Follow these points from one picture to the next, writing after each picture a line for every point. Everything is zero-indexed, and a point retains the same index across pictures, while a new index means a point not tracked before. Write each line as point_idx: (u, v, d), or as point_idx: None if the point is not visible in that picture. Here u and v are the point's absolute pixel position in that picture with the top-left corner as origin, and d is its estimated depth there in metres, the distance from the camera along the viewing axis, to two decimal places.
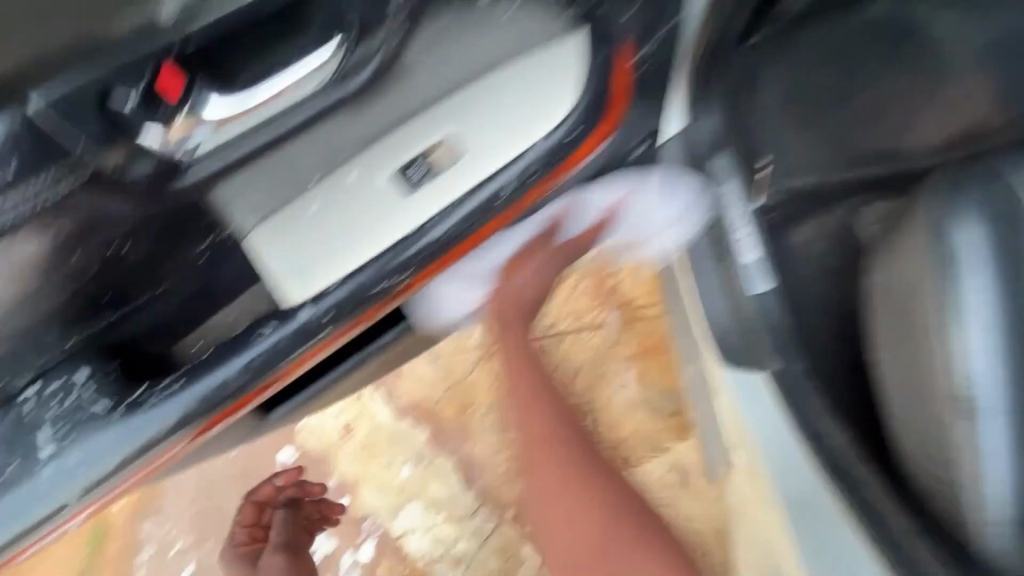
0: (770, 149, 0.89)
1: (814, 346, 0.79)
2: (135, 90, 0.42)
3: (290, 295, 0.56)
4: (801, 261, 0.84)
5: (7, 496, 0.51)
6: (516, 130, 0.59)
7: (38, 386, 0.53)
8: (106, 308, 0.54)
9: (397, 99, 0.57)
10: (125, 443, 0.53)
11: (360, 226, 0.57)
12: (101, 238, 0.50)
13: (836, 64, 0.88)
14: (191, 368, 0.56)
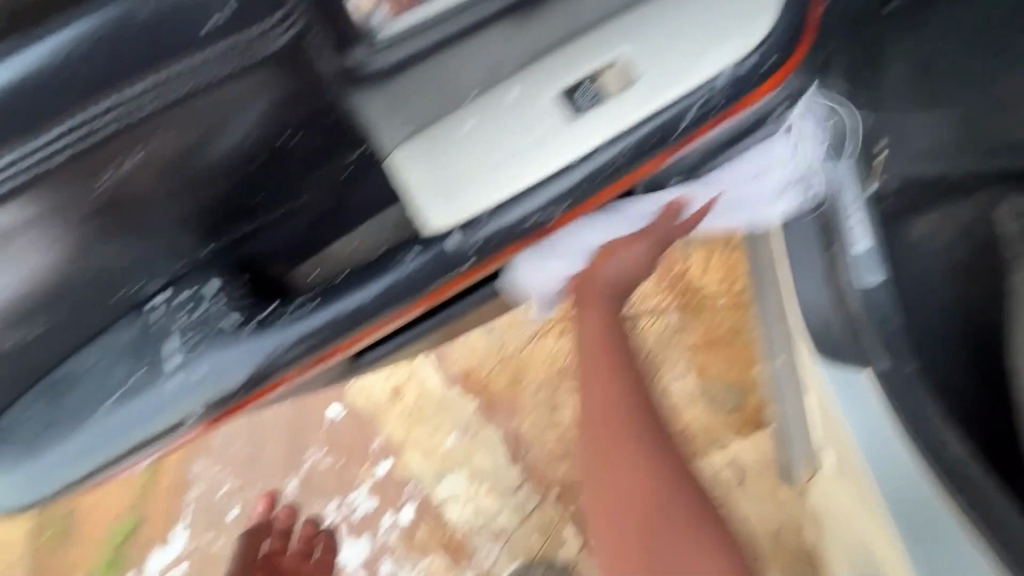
0: (895, 129, 0.78)
1: (927, 348, 0.71)
2: None
3: (433, 219, 0.56)
4: (922, 253, 0.75)
5: (139, 399, 0.55)
6: (688, 61, 0.56)
7: (168, 293, 0.57)
8: (244, 219, 0.57)
9: (560, 20, 0.56)
10: (248, 360, 0.55)
11: (524, 149, 0.56)
12: (272, 132, 0.52)
13: (974, 43, 0.79)
14: (325, 290, 0.57)
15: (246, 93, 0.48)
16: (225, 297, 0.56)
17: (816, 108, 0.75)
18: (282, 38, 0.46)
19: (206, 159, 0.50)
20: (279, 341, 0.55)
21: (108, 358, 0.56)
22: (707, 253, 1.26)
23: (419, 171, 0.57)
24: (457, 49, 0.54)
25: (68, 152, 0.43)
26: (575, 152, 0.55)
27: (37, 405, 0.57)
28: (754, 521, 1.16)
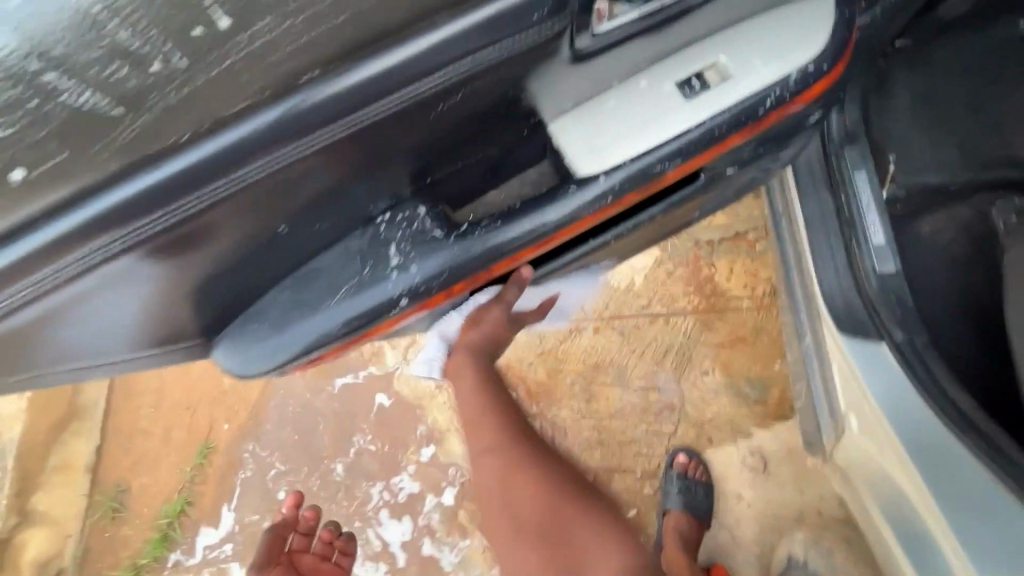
0: (899, 147, 0.93)
1: (933, 325, 0.84)
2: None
3: (583, 165, 0.52)
4: (928, 247, 0.88)
5: (360, 295, 0.53)
6: (791, 56, 0.54)
7: (391, 214, 0.53)
8: (420, 178, 0.52)
9: (689, 28, 0.52)
10: (455, 265, 0.53)
11: (645, 128, 0.52)
12: (479, 102, 0.47)
13: (967, 78, 0.95)
14: (508, 212, 0.54)
15: (453, 105, 0.45)
16: (427, 220, 0.53)
17: (836, 125, 0.90)
18: (494, 56, 0.43)
19: (421, 133, 0.47)
20: (472, 254, 0.53)
21: (333, 270, 0.53)
22: (730, 260, 1.39)
23: (570, 139, 0.53)
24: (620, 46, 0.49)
25: (282, 163, 0.42)
26: (712, 113, 0.53)
27: (281, 293, 0.54)
28: (777, 506, 1.25)
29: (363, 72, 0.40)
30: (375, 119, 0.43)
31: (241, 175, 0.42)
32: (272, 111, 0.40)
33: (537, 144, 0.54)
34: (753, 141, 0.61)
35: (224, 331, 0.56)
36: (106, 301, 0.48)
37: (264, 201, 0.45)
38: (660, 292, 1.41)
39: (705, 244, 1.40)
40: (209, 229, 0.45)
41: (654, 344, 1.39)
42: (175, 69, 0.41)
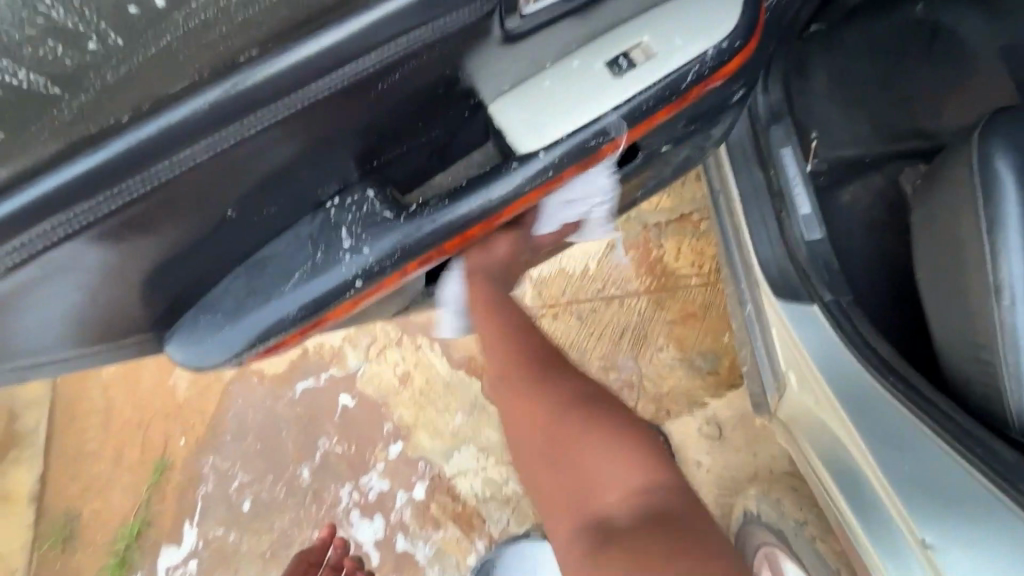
0: (817, 125, 1.01)
1: (855, 286, 0.91)
2: None
3: (524, 142, 0.53)
4: (849, 214, 0.96)
5: (314, 280, 0.53)
6: (711, 29, 0.55)
7: (340, 199, 0.53)
8: (368, 161, 0.53)
9: (616, 7, 0.52)
10: (408, 245, 0.54)
11: (581, 104, 0.53)
12: (417, 86, 0.48)
13: (875, 58, 1.03)
14: (455, 191, 0.55)
15: (389, 89, 0.47)
16: (376, 202, 0.53)
17: (760, 107, 0.98)
18: (420, 41, 0.44)
19: (356, 116, 0.47)
20: (424, 232, 0.54)
21: (284, 257, 0.53)
22: (678, 241, 1.45)
23: (509, 115, 0.53)
24: (548, 28, 0.49)
25: (212, 154, 0.43)
26: (643, 88, 0.53)
27: (232, 281, 0.54)
28: (733, 469, 1.32)
29: (290, 60, 0.41)
30: (306, 105, 0.44)
31: (166, 168, 0.42)
32: (210, 93, 0.40)
33: (480, 124, 0.55)
34: (683, 116, 0.65)
35: (174, 325, 0.55)
36: (46, 292, 0.47)
37: (193, 192, 0.45)
38: (613, 275, 1.46)
39: (653, 226, 1.46)
40: (157, 215, 0.45)
41: (610, 325, 1.44)
42: (114, 49, 0.41)
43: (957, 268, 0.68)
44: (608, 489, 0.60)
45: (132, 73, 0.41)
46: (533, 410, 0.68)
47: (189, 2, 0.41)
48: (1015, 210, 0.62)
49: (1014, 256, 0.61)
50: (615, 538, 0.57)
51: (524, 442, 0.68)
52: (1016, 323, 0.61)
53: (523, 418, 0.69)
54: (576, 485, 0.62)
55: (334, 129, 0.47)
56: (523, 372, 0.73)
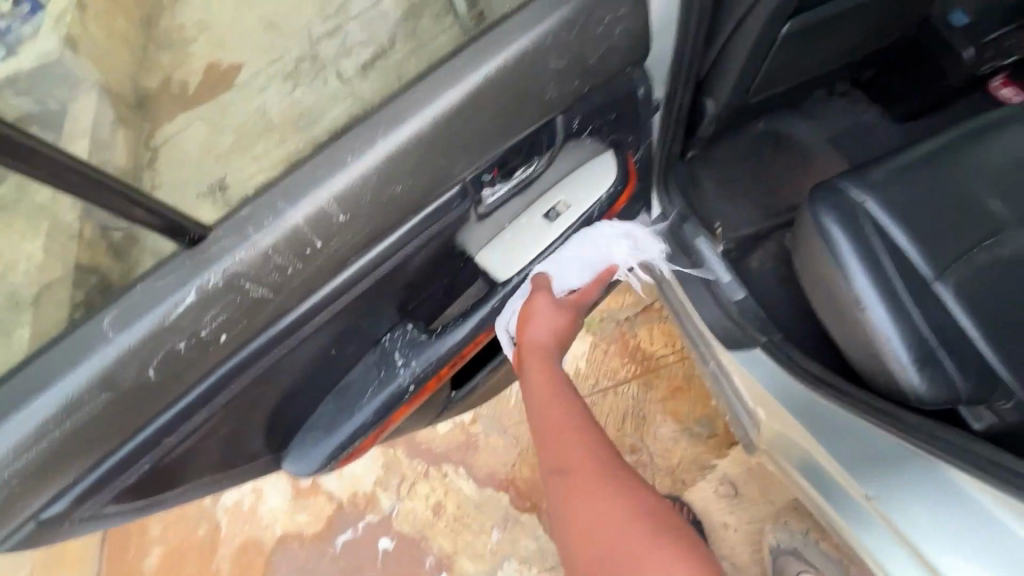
0: (718, 217, 1.33)
1: (783, 327, 1.15)
2: (473, 177, 0.63)
3: (500, 271, 0.76)
4: (761, 276, 1.23)
5: (382, 393, 0.70)
6: (600, 181, 0.80)
7: (393, 333, 0.72)
8: (405, 310, 0.72)
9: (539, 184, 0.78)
10: (440, 354, 0.74)
11: (534, 242, 0.77)
12: (427, 260, 0.69)
13: (744, 163, 1.38)
14: (462, 312, 0.76)
15: (416, 262, 0.67)
16: (416, 331, 0.73)
17: (672, 212, 1.27)
18: (424, 235, 0.63)
19: (389, 289, 0.67)
20: (450, 343, 0.74)
21: (360, 381, 0.70)
22: (648, 327, 1.69)
23: (492, 253, 0.75)
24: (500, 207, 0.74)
25: (325, 320, 0.60)
26: (570, 225, 0.79)
27: (327, 406, 0.70)
28: (754, 521, 1.44)
29: (364, 259, 0.59)
30: (370, 286, 0.62)
31: (300, 333, 0.58)
32: (320, 293, 0.57)
33: (472, 270, 0.77)
34: None
35: (290, 443, 0.71)
36: (191, 456, 0.60)
37: (307, 350, 0.61)
38: (603, 370, 1.65)
39: (624, 321, 1.69)
40: (279, 371, 0.60)
41: (611, 413, 1.60)
42: (297, 272, 0.54)
43: (835, 297, 0.92)
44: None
45: (301, 282, 0.54)
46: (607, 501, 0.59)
47: (336, 234, 0.54)
48: (847, 248, 0.89)
49: (857, 277, 0.88)
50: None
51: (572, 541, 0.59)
52: (879, 322, 0.85)
53: (589, 527, 0.59)
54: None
55: (378, 302, 0.67)
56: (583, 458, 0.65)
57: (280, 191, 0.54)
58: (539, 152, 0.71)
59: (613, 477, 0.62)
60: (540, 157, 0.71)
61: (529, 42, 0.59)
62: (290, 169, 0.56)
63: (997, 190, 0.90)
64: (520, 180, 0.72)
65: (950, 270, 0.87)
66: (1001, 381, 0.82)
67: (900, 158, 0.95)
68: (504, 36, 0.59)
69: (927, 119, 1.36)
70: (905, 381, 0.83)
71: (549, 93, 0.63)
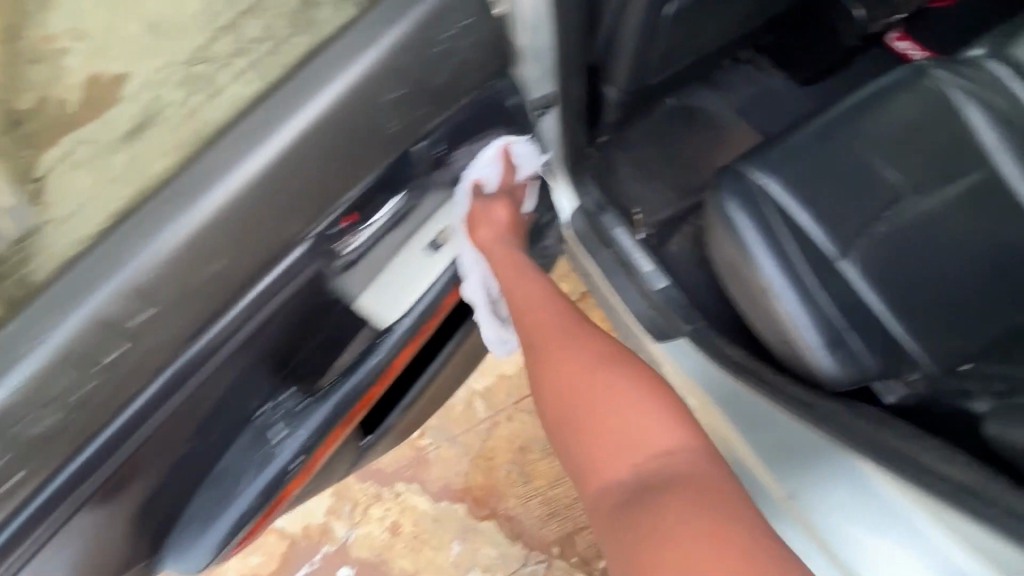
0: (636, 202, 1.30)
1: (708, 311, 1.13)
2: (325, 229, 0.56)
3: (385, 316, 0.69)
4: (681, 261, 1.22)
5: (260, 476, 0.63)
6: None
7: (270, 403, 0.65)
8: (281, 371, 0.64)
9: (419, 213, 0.71)
10: (326, 419, 0.67)
11: (418, 279, 0.71)
12: (294, 322, 0.62)
13: (657, 142, 1.35)
14: (348, 367, 0.69)
15: (276, 326, 0.59)
16: (295, 397, 0.66)
17: (589, 203, 1.22)
18: (270, 304, 0.56)
19: (248, 362, 0.59)
20: (335, 405, 0.68)
21: (236, 462, 0.62)
22: None
23: (372, 298, 0.68)
24: (374, 247, 0.67)
25: (164, 416, 0.53)
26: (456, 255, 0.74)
27: (205, 492, 0.61)
28: None
29: (197, 344, 0.52)
30: (216, 367, 0.55)
31: (134, 434, 0.51)
32: (152, 388, 0.50)
33: (356, 317, 0.69)
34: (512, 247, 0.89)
35: (163, 547, 0.62)
36: None
37: (157, 444, 0.54)
38: None
39: None
40: (128, 472, 0.53)
41: None
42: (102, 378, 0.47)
43: (743, 284, 0.89)
44: (658, 443, 0.69)
45: (111, 387, 0.47)
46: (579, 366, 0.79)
47: (144, 328, 0.47)
48: (752, 234, 0.87)
49: (765, 264, 0.86)
50: (631, 489, 0.65)
51: (551, 393, 0.79)
52: (789, 308, 0.83)
53: (562, 382, 0.79)
54: (620, 441, 0.70)
55: (240, 375, 0.59)
56: (559, 339, 0.83)
57: (68, 289, 0.45)
58: (401, 188, 0.63)
59: (586, 352, 0.81)
60: (403, 194, 0.64)
61: (357, 74, 0.52)
62: (78, 257, 0.47)
63: (891, 157, 0.89)
64: (393, 217, 0.65)
65: (853, 245, 0.86)
66: (907, 353, 0.82)
67: (797, 136, 0.93)
68: (328, 69, 0.51)
69: (829, 81, 1.36)
70: (816, 364, 0.82)
71: (392, 125, 0.56)
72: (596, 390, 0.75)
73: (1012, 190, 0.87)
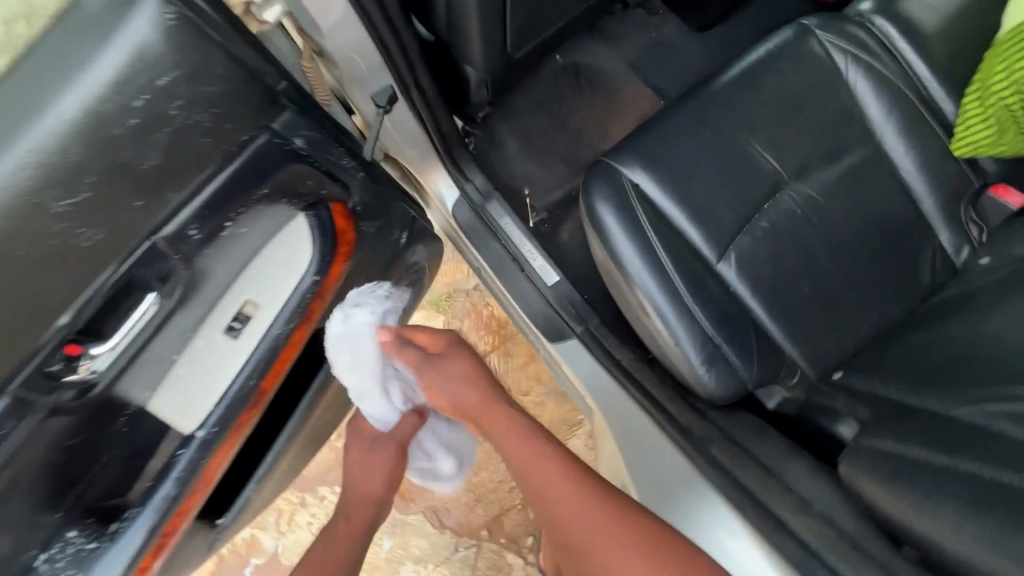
0: (526, 183, 1.18)
1: (602, 304, 1.07)
2: (43, 359, 0.43)
3: (183, 423, 0.58)
4: (574, 248, 1.15)
5: None
6: (285, 271, 0.63)
7: (46, 553, 0.52)
8: (61, 498, 0.51)
9: (209, 289, 0.56)
10: (126, 552, 0.56)
11: (219, 372, 0.60)
12: (49, 461, 0.48)
13: (545, 110, 1.21)
14: (149, 486, 0.58)
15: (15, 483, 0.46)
16: (80, 537, 0.54)
17: (472, 192, 1.09)
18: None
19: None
20: (135, 537, 0.57)
21: None
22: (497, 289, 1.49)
23: (163, 401, 0.56)
24: (147, 348, 0.52)
25: None
26: (263, 332, 0.62)
27: None
28: None
29: None
30: None
31: None
32: None
33: (153, 425, 0.56)
34: (364, 281, 0.79)
35: None
36: None
37: None
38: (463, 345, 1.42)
39: (474, 289, 1.46)
40: None
41: None
42: None
43: (621, 294, 0.83)
44: None
45: None
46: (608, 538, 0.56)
47: None
48: (625, 241, 0.78)
49: (642, 275, 0.77)
50: None
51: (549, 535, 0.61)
52: (665, 324, 0.77)
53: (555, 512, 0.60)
54: None
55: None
56: (541, 456, 0.64)
57: None
58: (149, 293, 0.49)
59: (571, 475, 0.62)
60: (154, 297, 0.49)
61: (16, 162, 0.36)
62: None
63: (772, 139, 0.81)
64: (160, 300, 0.50)
65: (732, 245, 0.79)
66: (788, 358, 0.78)
67: (673, 119, 0.83)
68: None
69: (727, 25, 1.23)
70: (697, 381, 0.77)
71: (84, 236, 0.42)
72: (586, 531, 0.57)
73: (897, 167, 0.81)
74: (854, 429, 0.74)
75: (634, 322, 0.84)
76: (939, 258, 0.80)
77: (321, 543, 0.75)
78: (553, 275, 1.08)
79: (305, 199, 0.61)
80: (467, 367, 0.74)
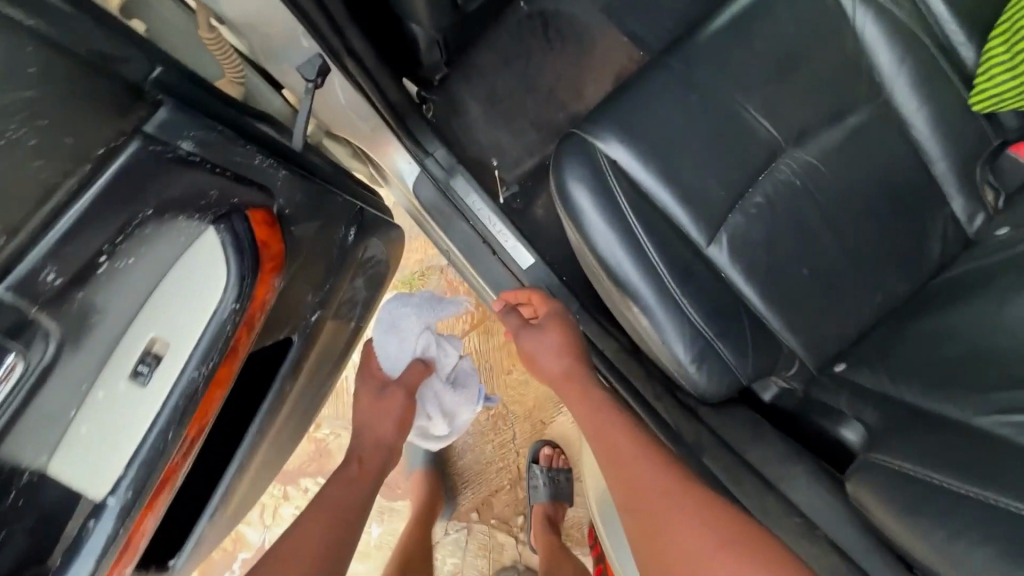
0: (494, 153, 1.06)
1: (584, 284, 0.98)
2: None
3: (90, 490, 0.47)
4: (550, 224, 1.04)
5: None
6: (198, 294, 0.50)
7: None
8: None
9: (98, 331, 0.46)
10: None
11: (129, 426, 0.47)
12: None
13: (510, 67, 1.07)
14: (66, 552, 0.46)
15: None
16: None
17: (432, 169, 0.98)
18: None
19: None
20: None
21: None
22: None
23: (62, 467, 0.46)
24: (25, 410, 0.41)
25: None
26: (182, 368, 0.49)
27: None
28: None
29: None
30: None
31: None
32: None
33: (54, 490, 0.45)
34: (308, 287, 0.69)
35: None
36: None
37: None
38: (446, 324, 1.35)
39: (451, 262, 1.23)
40: None
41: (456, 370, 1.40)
42: None
43: (600, 282, 0.74)
44: None
45: None
46: (666, 500, 0.58)
47: None
48: (600, 225, 0.69)
49: (624, 263, 0.68)
50: None
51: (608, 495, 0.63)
52: (649, 318, 0.69)
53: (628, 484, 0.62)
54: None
55: None
56: (617, 427, 0.67)
57: None
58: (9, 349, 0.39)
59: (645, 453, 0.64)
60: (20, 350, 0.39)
61: None
62: None
63: (766, 98, 0.70)
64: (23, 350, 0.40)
65: (723, 225, 0.69)
66: (783, 346, 0.71)
67: (653, 80, 0.72)
68: None
69: None
70: (686, 378, 0.69)
71: None
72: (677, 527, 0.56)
73: (907, 123, 0.71)
74: (859, 433, 0.69)
75: (616, 311, 0.76)
76: (951, 228, 0.72)
77: (336, 484, 0.75)
78: (527, 257, 0.98)
79: (214, 212, 0.51)
80: (564, 339, 0.76)
